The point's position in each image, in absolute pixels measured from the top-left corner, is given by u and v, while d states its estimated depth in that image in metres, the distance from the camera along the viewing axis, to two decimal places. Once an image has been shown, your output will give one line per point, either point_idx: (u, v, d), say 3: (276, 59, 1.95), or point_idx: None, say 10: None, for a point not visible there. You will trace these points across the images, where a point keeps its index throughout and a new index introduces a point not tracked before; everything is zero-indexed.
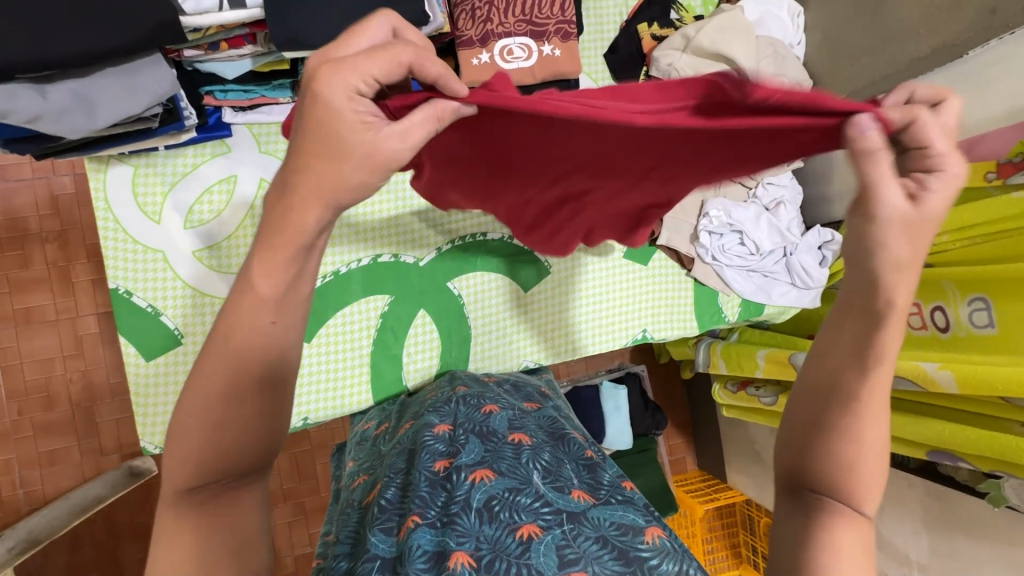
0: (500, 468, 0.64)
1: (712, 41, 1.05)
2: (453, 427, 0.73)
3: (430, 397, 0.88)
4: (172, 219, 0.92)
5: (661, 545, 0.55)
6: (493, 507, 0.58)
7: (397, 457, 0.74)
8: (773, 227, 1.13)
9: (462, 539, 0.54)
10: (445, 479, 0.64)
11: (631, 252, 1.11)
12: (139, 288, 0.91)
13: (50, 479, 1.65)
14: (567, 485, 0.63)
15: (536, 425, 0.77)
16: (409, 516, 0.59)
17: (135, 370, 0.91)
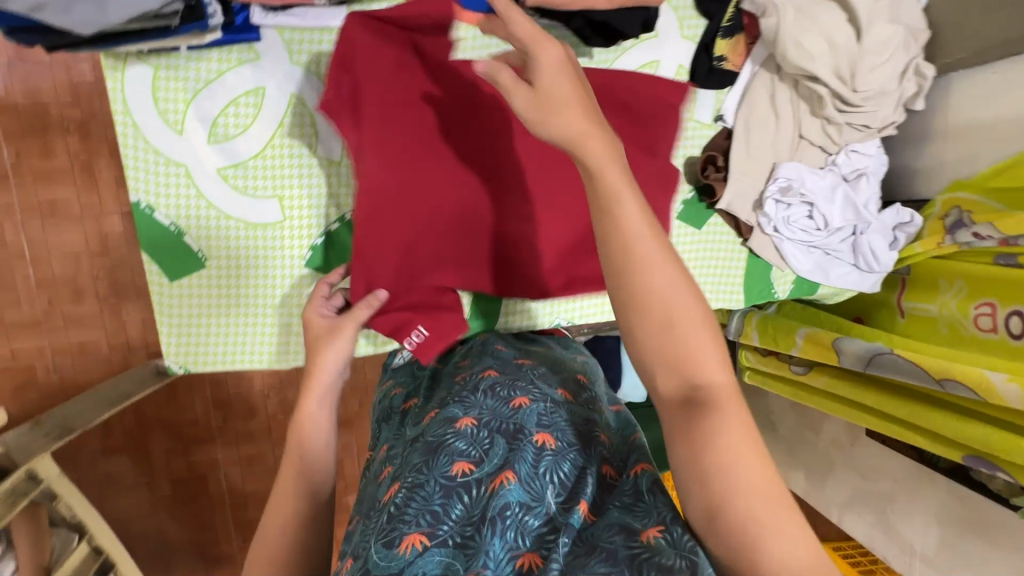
0: (520, 475, 0.66)
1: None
2: (477, 423, 0.73)
3: (461, 380, 0.85)
4: (195, 131, 0.85)
5: (658, 545, 0.60)
6: (503, 523, 0.63)
7: (415, 447, 0.74)
8: (849, 202, 1.00)
9: (470, 561, 0.60)
10: (461, 487, 0.67)
11: (686, 213, 1.03)
12: (162, 205, 0.86)
13: (82, 369, 1.71)
14: (577, 498, 0.66)
15: (566, 421, 0.74)
16: (420, 532, 0.63)
17: (158, 290, 0.88)
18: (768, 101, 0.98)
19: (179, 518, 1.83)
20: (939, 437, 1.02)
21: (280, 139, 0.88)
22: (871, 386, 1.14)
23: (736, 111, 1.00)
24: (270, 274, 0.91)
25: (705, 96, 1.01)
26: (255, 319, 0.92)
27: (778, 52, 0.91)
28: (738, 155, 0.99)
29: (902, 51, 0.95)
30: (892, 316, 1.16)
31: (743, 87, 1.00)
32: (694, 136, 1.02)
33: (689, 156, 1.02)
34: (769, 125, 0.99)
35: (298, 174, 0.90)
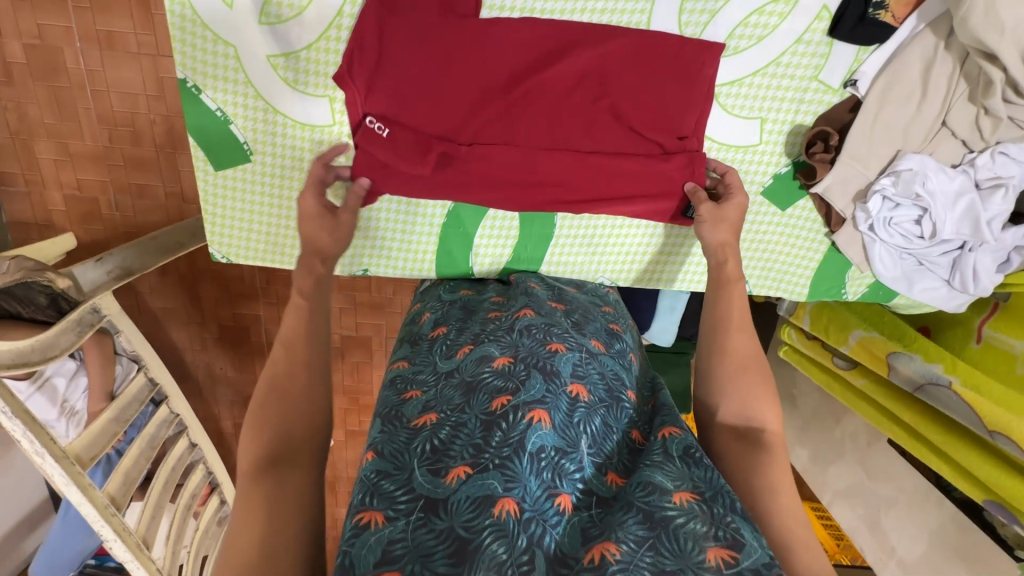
0: (555, 418, 0.70)
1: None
2: (512, 361, 0.76)
3: (494, 317, 0.86)
4: (246, 7, 0.76)
5: (689, 508, 0.61)
6: (541, 460, 0.65)
7: (449, 383, 0.77)
8: (969, 216, 0.85)
9: (511, 486, 0.61)
10: (500, 418, 0.69)
11: (774, 189, 0.91)
12: (210, 87, 0.80)
13: (142, 211, 1.79)
14: (606, 466, 0.70)
15: (599, 374, 0.79)
16: (457, 465, 0.64)
17: (203, 177, 0.86)
18: (917, 76, 0.80)
19: (225, 357, 2.04)
20: (959, 467, 0.99)
21: (340, 54, 0.79)
22: (910, 400, 1.08)
23: (873, 81, 0.82)
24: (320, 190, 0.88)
25: (844, 53, 0.81)
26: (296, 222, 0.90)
27: (958, 15, 0.71)
28: (856, 137, 0.83)
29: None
30: (966, 339, 1.05)
31: (892, 49, 0.80)
32: (812, 101, 0.85)
33: (798, 124, 0.86)
34: (906, 106, 0.82)
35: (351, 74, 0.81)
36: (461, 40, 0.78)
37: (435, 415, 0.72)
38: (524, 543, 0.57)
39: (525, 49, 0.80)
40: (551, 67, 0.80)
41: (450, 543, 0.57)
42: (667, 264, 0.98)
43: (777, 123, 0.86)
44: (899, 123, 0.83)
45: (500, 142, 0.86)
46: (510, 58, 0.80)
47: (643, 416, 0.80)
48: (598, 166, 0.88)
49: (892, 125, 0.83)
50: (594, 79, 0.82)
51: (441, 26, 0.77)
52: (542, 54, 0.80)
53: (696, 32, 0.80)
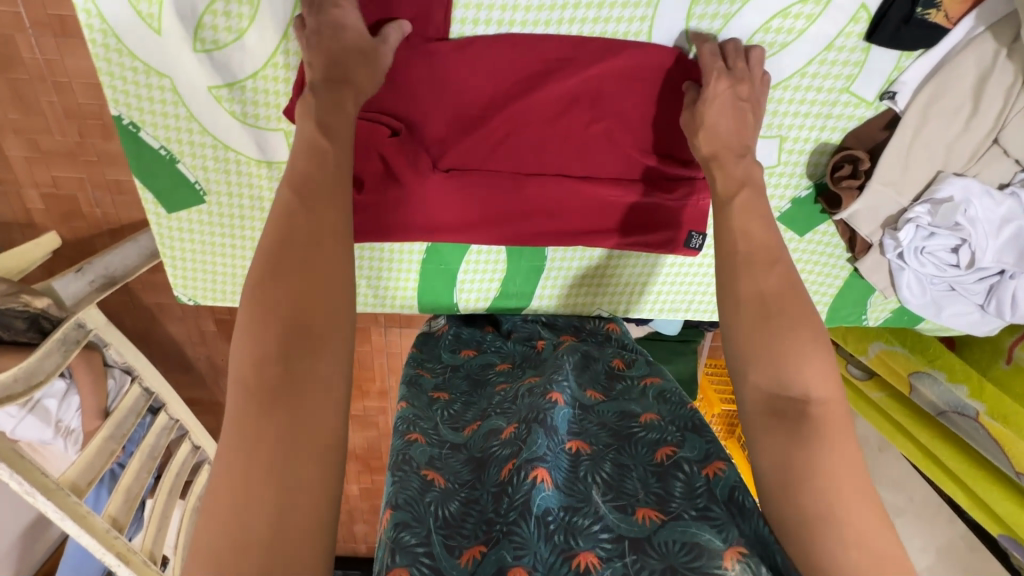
0: (558, 478, 0.58)
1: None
2: (518, 428, 0.64)
3: (500, 392, 0.74)
4: (177, 33, 0.65)
5: (743, 572, 0.49)
6: (550, 523, 0.53)
7: (457, 457, 0.67)
8: (1015, 245, 0.75)
9: (521, 554, 0.51)
10: (506, 486, 0.58)
11: (791, 214, 0.81)
12: (149, 123, 0.71)
13: (123, 207, 1.72)
14: (631, 503, 0.56)
15: (599, 424, 0.68)
16: (473, 544, 0.54)
17: (156, 219, 0.78)
18: (967, 88, 0.68)
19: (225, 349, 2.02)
20: (973, 495, 0.95)
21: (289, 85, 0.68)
22: (928, 421, 1.01)
23: (914, 93, 0.70)
24: None
25: (883, 61, 0.69)
26: None
27: None
28: (891, 159, 0.72)
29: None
30: (994, 359, 0.97)
31: (941, 55, 0.68)
32: (840, 115, 0.73)
33: (822, 142, 0.75)
34: (952, 122, 0.70)
35: None
36: (431, 63, 0.68)
37: (444, 478, 0.63)
38: None
39: (506, 70, 0.70)
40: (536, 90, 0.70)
41: None
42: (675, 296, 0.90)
43: (798, 142, 0.75)
44: (942, 141, 0.72)
45: (482, 176, 0.75)
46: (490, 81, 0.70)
47: (675, 428, 0.67)
48: (593, 198, 0.78)
49: (934, 144, 0.72)
50: (585, 100, 0.72)
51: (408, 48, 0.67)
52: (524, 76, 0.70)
53: (706, 42, 0.68)
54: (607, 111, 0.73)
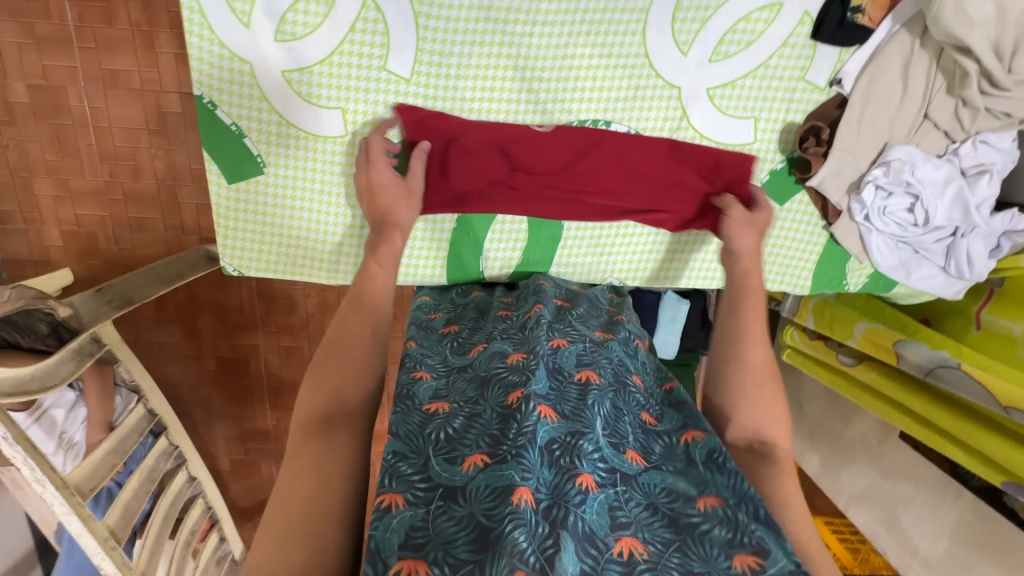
0: (563, 410, 0.67)
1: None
2: (525, 358, 0.73)
3: (502, 319, 0.85)
4: (263, 26, 0.79)
5: (715, 513, 0.60)
6: (554, 451, 0.62)
7: (462, 378, 0.76)
8: (959, 201, 0.89)
9: (527, 475, 0.58)
10: (513, 411, 0.65)
11: (770, 185, 0.94)
12: (225, 102, 0.83)
13: (140, 243, 1.79)
14: (624, 443, 0.67)
15: (607, 359, 0.77)
16: (476, 454, 0.63)
17: (217, 190, 0.88)
18: (896, 72, 0.85)
19: (219, 392, 1.99)
20: (972, 452, 1.00)
21: (349, 69, 0.82)
22: (917, 389, 1.09)
23: (855, 79, 0.87)
24: (328, 202, 0.90)
25: (827, 55, 0.87)
26: (310, 232, 0.91)
27: (931, 12, 0.77)
28: (846, 131, 0.88)
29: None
30: (965, 327, 1.08)
31: (872, 49, 0.86)
32: (801, 100, 0.89)
33: (789, 122, 0.91)
34: (889, 101, 0.87)
35: (364, 87, 0.84)
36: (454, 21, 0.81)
37: (448, 405, 0.72)
38: (546, 530, 0.55)
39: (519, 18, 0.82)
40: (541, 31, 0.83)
41: (472, 529, 0.56)
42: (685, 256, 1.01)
43: (769, 122, 0.91)
44: (884, 116, 0.88)
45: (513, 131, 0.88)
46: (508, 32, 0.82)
47: (654, 402, 0.79)
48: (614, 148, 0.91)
49: (879, 119, 0.88)
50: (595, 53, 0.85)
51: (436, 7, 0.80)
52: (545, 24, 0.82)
53: (688, 40, 0.85)
54: (612, 91, 0.88)
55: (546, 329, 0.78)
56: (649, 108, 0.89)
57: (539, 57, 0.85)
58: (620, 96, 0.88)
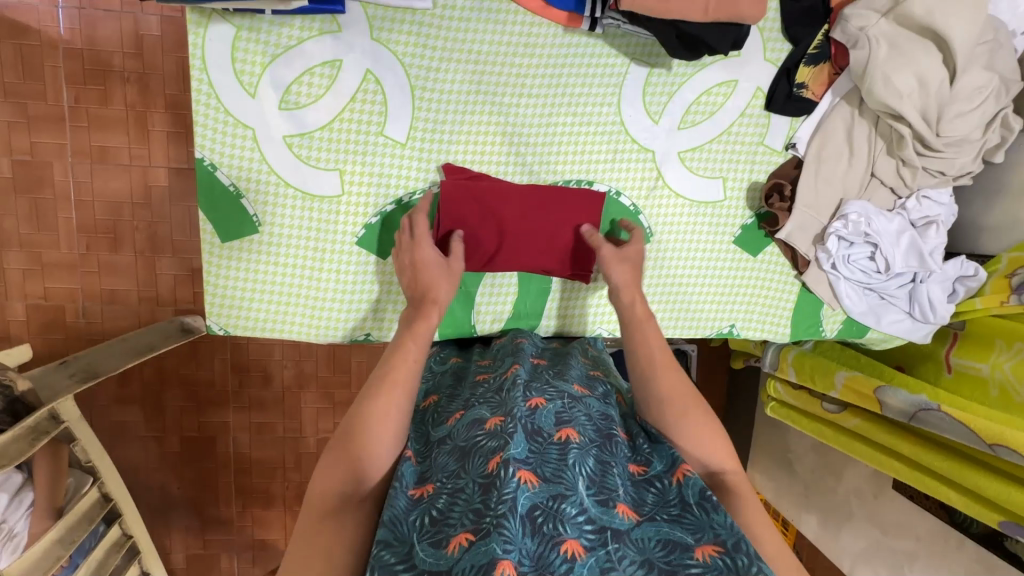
0: (542, 474, 0.62)
1: (926, 11, 0.84)
2: (503, 420, 0.67)
3: (482, 383, 0.80)
4: (268, 96, 0.85)
5: (713, 564, 0.56)
6: (536, 518, 0.57)
7: (442, 451, 0.69)
8: (914, 249, 0.97)
9: (509, 546, 0.52)
10: (493, 478, 0.60)
11: (743, 237, 1.01)
12: (225, 164, 0.86)
13: (110, 316, 1.73)
14: (613, 497, 0.63)
15: (586, 416, 0.73)
16: (459, 533, 0.56)
17: (209, 249, 0.88)
18: (843, 136, 0.96)
19: (181, 477, 1.84)
20: (968, 494, 1.00)
21: (347, 134, 0.88)
22: (904, 434, 1.11)
23: (808, 143, 0.97)
24: (321, 259, 0.90)
25: (780, 124, 0.98)
26: (300, 290, 0.91)
27: (865, 85, 0.89)
28: (806, 188, 0.96)
29: (991, 99, 0.92)
30: (939, 371, 1.12)
31: (819, 118, 0.97)
32: (763, 161, 0.99)
33: (754, 181, 0.99)
34: (840, 161, 0.97)
35: (360, 151, 0.88)
36: (444, 87, 0.89)
37: (433, 486, 0.65)
38: None
39: (502, 83, 0.90)
40: (525, 98, 0.91)
41: None
42: (682, 312, 1.02)
43: (737, 182, 0.99)
44: (838, 174, 0.97)
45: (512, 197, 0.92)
46: (492, 96, 0.90)
47: (642, 449, 0.74)
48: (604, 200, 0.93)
49: (834, 177, 0.97)
50: (573, 115, 0.93)
51: (430, 75, 0.88)
52: (530, 92, 0.91)
53: (659, 110, 0.95)
54: (592, 152, 0.95)
55: (522, 388, 0.73)
56: (628, 169, 0.96)
57: (521, 118, 0.92)
58: (600, 158, 0.95)
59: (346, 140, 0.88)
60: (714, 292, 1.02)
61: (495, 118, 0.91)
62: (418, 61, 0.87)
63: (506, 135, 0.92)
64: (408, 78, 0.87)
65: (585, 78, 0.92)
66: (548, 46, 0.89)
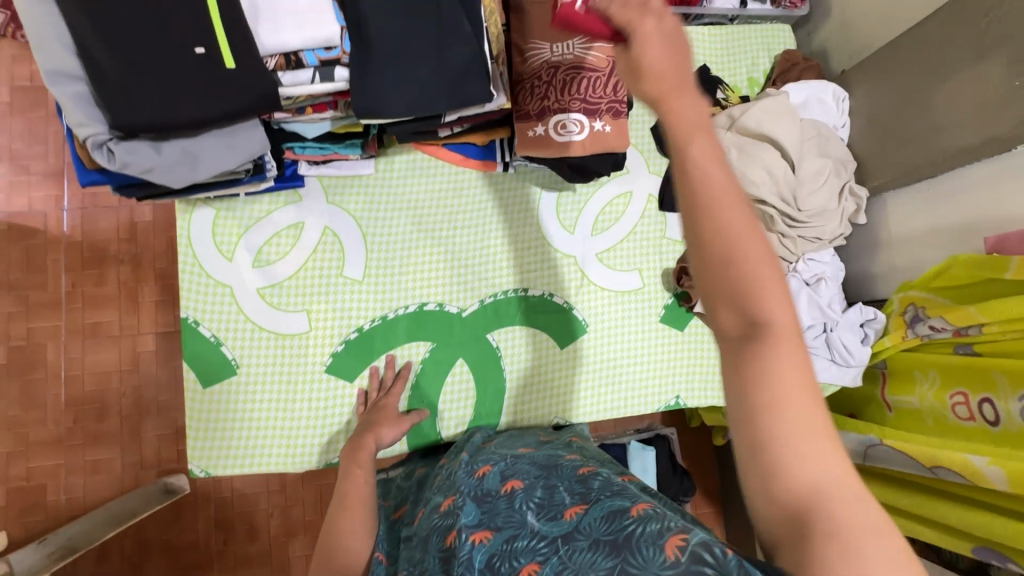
0: (496, 525, 0.65)
1: (758, 122, 1.08)
2: (454, 499, 0.73)
3: (443, 475, 0.85)
4: (243, 258, 1.02)
5: (646, 515, 0.58)
6: (494, 565, 0.60)
7: (411, 547, 0.75)
8: (813, 304, 1.13)
9: None
10: (451, 552, 0.65)
11: (667, 315, 1.15)
12: (207, 320, 1.00)
13: (92, 488, 1.72)
14: (559, 509, 0.64)
15: (529, 464, 0.77)
16: None
17: (192, 395, 0.98)
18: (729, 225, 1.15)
19: None
20: (936, 526, 1.02)
21: (311, 278, 1.03)
22: (869, 477, 1.15)
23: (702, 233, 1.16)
24: (295, 390, 1.00)
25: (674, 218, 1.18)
26: (276, 420, 0.99)
27: None
28: None
29: (833, 176, 1.14)
30: (881, 410, 1.21)
31: None
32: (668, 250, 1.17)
33: (665, 268, 1.16)
34: None
35: (323, 290, 1.03)
36: (392, 231, 1.08)
37: None
38: None
39: (439, 219, 1.10)
40: (459, 228, 1.10)
41: None
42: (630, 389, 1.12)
43: (650, 270, 1.16)
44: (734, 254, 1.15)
45: None
46: (433, 231, 1.10)
47: (592, 463, 0.77)
48: None
49: None
50: (503, 235, 1.12)
51: (378, 222, 1.08)
52: (463, 224, 1.11)
53: (572, 222, 1.14)
54: (523, 263, 1.12)
55: (468, 466, 0.79)
56: (556, 273, 1.12)
57: (458, 243, 1.10)
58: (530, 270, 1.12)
59: (311, 282, 1.03)
60: (653, 368, 1.14)
61: (438, 248, 1.10)
62: (367, 214, 1.07)
63: (449, 260, 1.09)
64: (360, 227, 1.06)
65: (507, 206, 1.12)
66: (472, 187, 1.11)
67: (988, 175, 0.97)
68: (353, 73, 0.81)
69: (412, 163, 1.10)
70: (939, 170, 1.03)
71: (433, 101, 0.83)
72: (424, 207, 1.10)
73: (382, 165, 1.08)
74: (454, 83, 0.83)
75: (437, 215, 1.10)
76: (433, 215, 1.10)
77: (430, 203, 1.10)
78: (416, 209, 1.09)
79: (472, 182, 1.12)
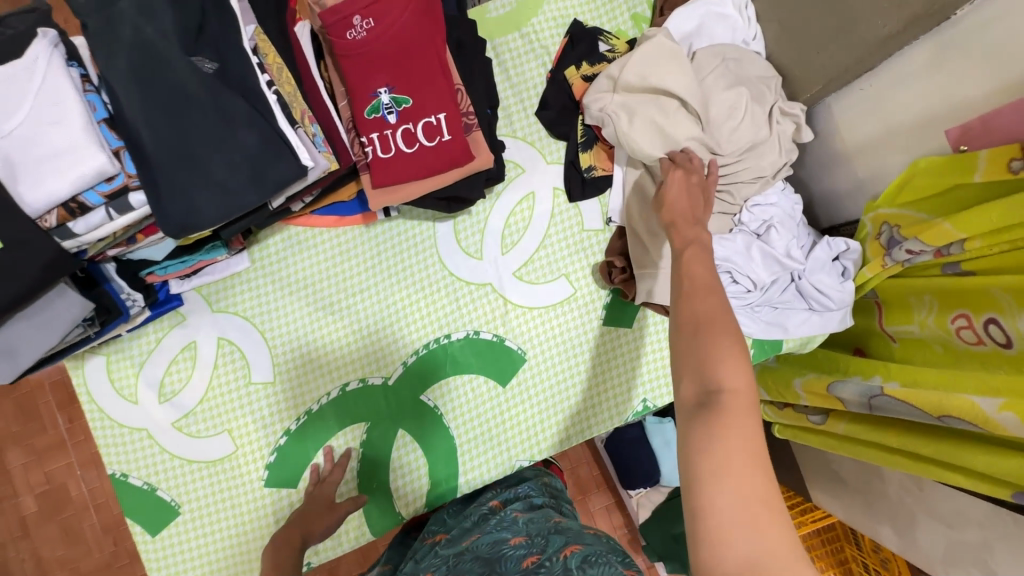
0: None
1: (640, 76, 0.93)
2: None
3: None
4: (148, 396, 0.97)
5: None
6: None
7: None
8: (769, 257, 0.97)
9: None
10: None
11: (611, 315, 1.03)
12: (134, 469, 0.96)
13: None
14: None
15: (471, 559, 0.69)
16: None
17: (144, 547, 0.95)
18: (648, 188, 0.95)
19: None
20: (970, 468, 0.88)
21: (222, 395, 0.97)
22: (888, 424, 1.01)
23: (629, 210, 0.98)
24: (241, 514, 0.96)
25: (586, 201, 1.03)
26: (230, 550, 0.95)
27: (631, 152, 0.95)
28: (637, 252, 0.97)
29: (754, 103, 0.95)
30: (886, 344, 1.04)
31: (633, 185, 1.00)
32: (593, 242, 1.04)
33: (594, 265, 1.03)
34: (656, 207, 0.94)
35: (239, 404, 0.98)
36: (290, 318, 1.00)
37: None
38: None
39: (335, 290, 1.01)
40: (360, 294, 1.01)
41: None
42: (593, 409, 1.02)
43: (579, 272, 1.03)
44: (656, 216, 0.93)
45: None
46: (331, 305, 1.01)
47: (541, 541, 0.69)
48: None
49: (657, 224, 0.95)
50: (408, 287, 1.01)
51: (272, 316, 0.99)
52: (363, 286, 1.01)
53: (478, 247, 1.02)
54: (438, 308, 1.01)
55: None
56: (476, 308, 1.02)
57: (363, 310, 1.01)
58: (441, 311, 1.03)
59: (225, 399, 0.97)
60: (613, 375, 1.02)
61: (344, 320, 1.01)
62: (258, 310, 0.99)
63: (359, 328, 1.01)
64: (256, 326, 0.99)
65: (405, 253, 1.02)
66: (359, 246, 1.01)
67: (928, 58, 0.79)
68: (148, 194, 0.72)
69: (289, 241, 1.00)
70: (871, 65, 0.85)
71: (243, 195, 0.73)
72: (315, 283, 1.01)
73: (257, 254, 0.99)
74: (258, 170, 0.72)
75: (332, 287, 1.01)
76: (327, 288, 1.01)
77: (320, 276, 1.01)
78: (308, 287, 1.00)
79: (358, 240, 1.01)
